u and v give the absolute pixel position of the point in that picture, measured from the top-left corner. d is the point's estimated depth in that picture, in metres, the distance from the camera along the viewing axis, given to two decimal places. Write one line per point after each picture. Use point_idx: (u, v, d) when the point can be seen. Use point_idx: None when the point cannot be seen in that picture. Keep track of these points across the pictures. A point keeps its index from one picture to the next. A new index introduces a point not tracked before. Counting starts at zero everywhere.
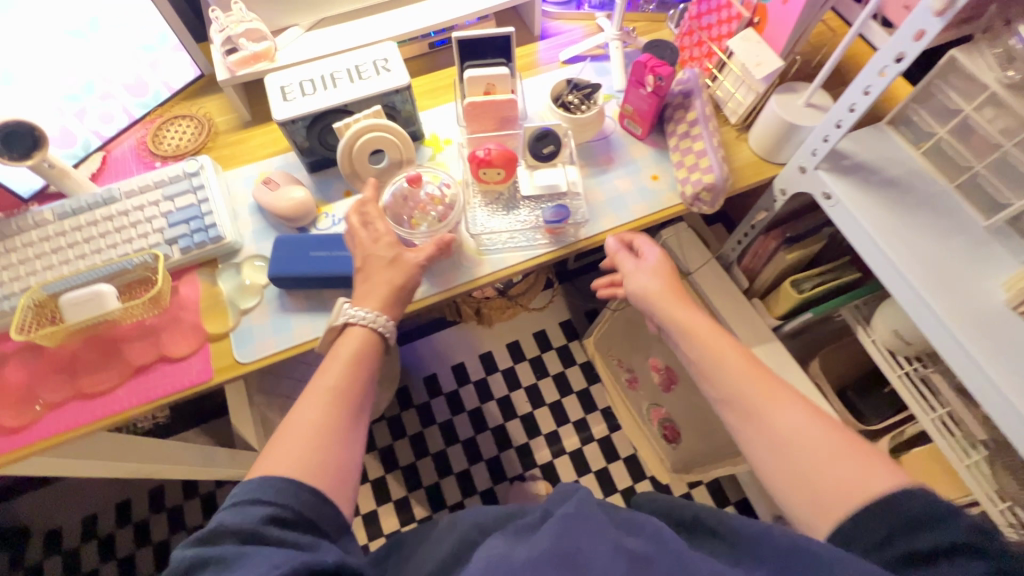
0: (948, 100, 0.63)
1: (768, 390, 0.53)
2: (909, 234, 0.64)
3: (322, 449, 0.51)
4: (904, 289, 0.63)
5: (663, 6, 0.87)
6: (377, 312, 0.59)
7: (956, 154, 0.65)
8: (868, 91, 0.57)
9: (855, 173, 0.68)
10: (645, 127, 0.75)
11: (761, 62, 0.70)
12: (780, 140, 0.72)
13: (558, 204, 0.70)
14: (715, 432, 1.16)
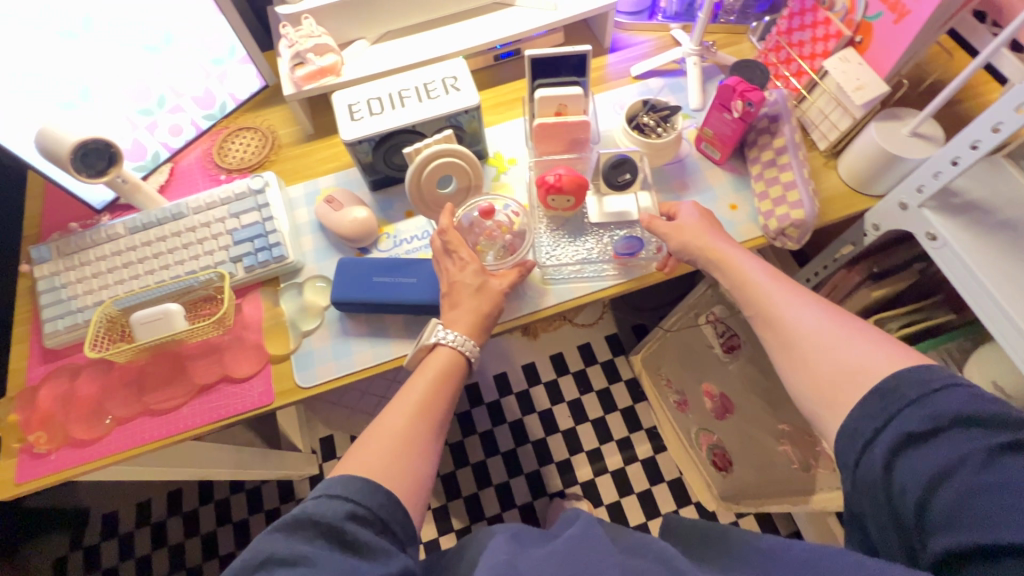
0: None
1: (780, 291, 0.54)
2: (1010, 264, 0.58)
3: (396, 461, 0.49)
4: (961, 272, 0.59)
5: (743, 19, 0.81)
6: (467, 338, 0.57)
7: None
8: (997, 128, 0.51)
9: (966, 213, 0.61)
10: (724, 152, 0.70)
11: (863, 86, 0.64)
12: (877, 170, 0.66)
13: (629, 234, 0.67)
14: (773, 464, 1.05)
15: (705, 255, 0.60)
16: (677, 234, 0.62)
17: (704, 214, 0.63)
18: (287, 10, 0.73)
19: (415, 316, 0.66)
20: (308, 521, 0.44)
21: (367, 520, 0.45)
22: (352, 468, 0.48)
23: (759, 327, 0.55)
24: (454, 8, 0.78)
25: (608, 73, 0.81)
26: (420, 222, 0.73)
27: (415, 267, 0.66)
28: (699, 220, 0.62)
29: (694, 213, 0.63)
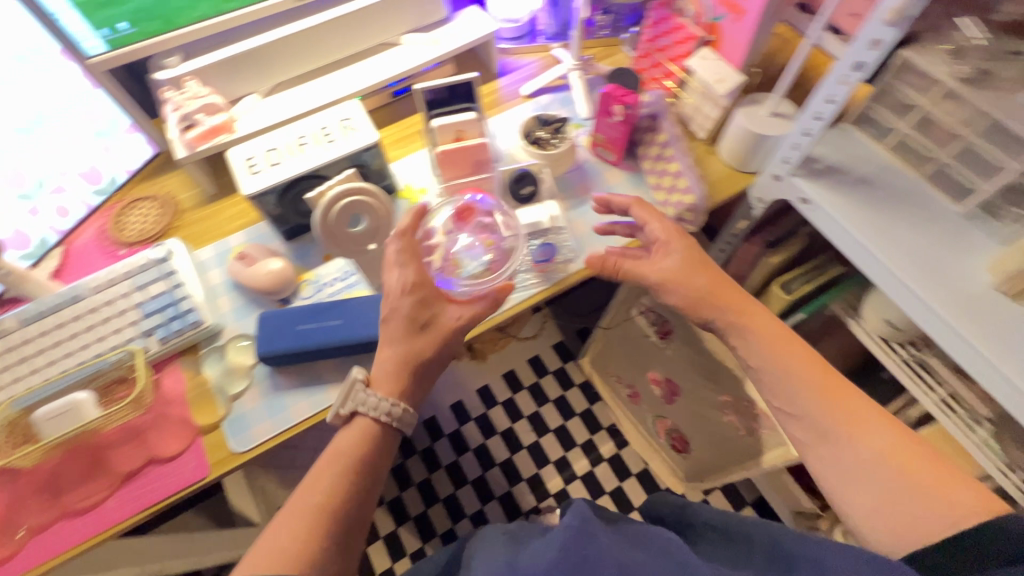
0: (905, 97, 0.65)
1: (835, 393, 0.55)
2: (884, 221, 0.65)
3: (301, 557, 0.46)
4: (839, 232, 0.66)
5: (614, 32, 0.88)
6: (382, 399, 0.55)
7: (920, 147, 0.66)
8: (830, 100, 0.59)
9: (829, 175, 0.69)
10: (618, 152, 0.75)
11: (723, 78, 0.72)
12: (751, 150, 0.73)
13: (544, 242, 0.71)
14: (726, 443, 1.08)
15: (743, 334, 0.61)
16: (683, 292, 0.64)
17: (691, 254, 0.65)
18: (167, 74, 0.72)
19: (349, 358, 0.65)
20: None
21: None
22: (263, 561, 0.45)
23: (800, 420, 0.56)
24: (344, 53, 0.80)
25: (500, 96, 0.85)
26: (339, 263, 0.72)
27: (338, 308, 0.66)
28: (723, 284, 0.63)
29: (678, 256, 0.65)
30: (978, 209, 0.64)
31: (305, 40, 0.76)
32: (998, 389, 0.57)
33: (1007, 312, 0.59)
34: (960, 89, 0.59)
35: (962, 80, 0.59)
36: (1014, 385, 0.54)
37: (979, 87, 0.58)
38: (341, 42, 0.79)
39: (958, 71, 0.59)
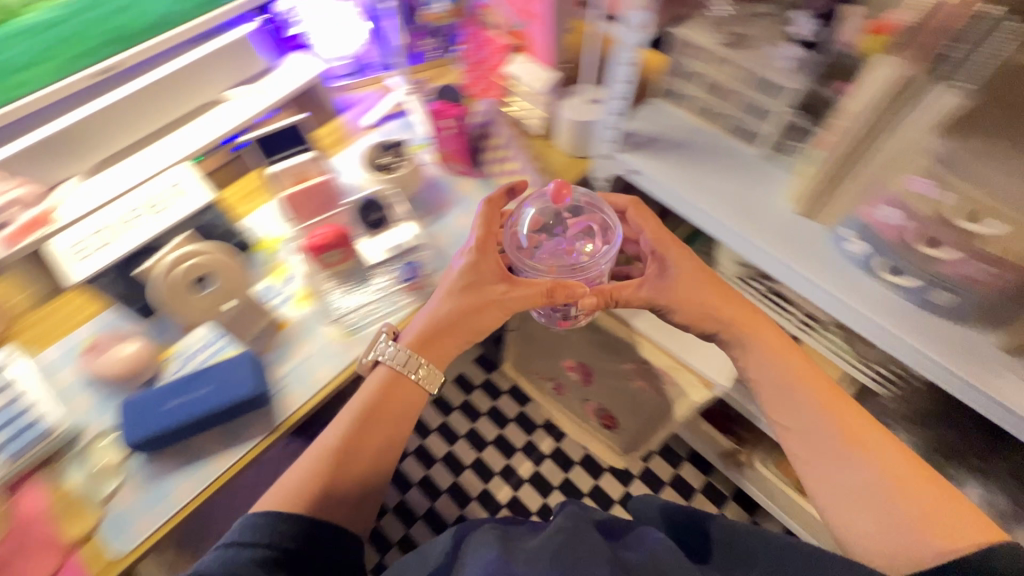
0: (688, 65, 0.74)
1: (845, 417, 0.60)
2: (699, 175, 0.73)
3: (312, 496, 0.58)
4: (665, 195, 0.74)
5: (444, 53, 0.94)
6: (407, 353, 0.65)
7: (716, 107, 0.75)
8: (627, 82, 0.69)
9: (649, 146, 0.77)
10: (463, 163, 0.83)
11: (539, 79, 0.85)
12: (583, 138, 0.83)
13: (407, 263, 0.75)
14: (645, 411, 1.14)
15: (758, 357, 0.66)
16: (687, 307, 0.68)
17: (703, 277, 0.69)
18: None
19: (229, 421, 0.64)
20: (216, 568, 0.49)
21: (296, 551, 0.53)
22: (281, 494, 0.57)
23: (810, 440, 0.61)
24: (173, 112, 0.80)
25: (346, 130, 0.89)
26: (203, 331, 0.69)
27: (205, 375, 0.64)
28: (730, 312, 0.68)
29: (674, 269, 0.69)
30: (772, 149, 0.72)
31: (123, 104, 0.74)
32: (825, 305, 0.64)
33: (810, 230, 0.66)
34: (724, 52, 0.68)
35: (724, 46, 0.69)
36: (829, 296, 0.62)
37: (737, 49, 0.69)
38: (165, 106, 0.78)
39: (719, 40, 0.69)
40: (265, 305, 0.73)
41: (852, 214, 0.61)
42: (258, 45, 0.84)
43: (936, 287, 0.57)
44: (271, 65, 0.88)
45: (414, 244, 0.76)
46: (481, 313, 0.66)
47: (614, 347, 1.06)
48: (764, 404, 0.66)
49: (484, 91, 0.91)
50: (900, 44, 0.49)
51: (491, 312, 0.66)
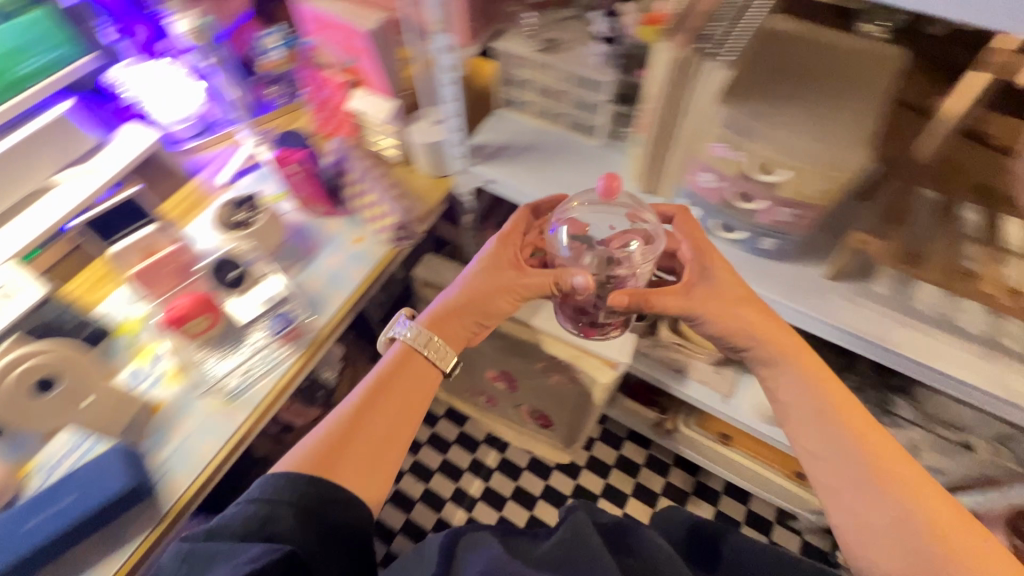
0: (517, 74, 0.88)
1: (877, 448, 0.60)
2: (552, 174, 0.88)
3: (335, 453, 0.61)
4: (530, 198, 0.88)
5: (291, 99, 1.08)
6: (424, 332, 0.71)
7: (550, 108, 0.90)
8: (456, 98, 0.82)
9: (498, 156, 0.91)
10: (325, 204, 0.92)
11: (382, 109, 0.92)
12: (437, 157, 0.94)
13: (280, 314, 0.80)
14: (563, 399, 1.34)
15: (792, 380, 0.67)
16: (717, 321, 0.70)
17: (732, 292, 0.70)
18: None
19: (111, 519, 0.66)
20: (231, 525, 0.53)
21: (312, 508, 0.56)
22: (303, 450, 0.61)
23: (840, 472, 0.61)
24: None
25: (203, 190, 0.98)
26: (65, 437, 0.73)
27: (70, 481, 0.66)
28: (753, 319, 0.69)
29: (716, 279, 0.71)
30: (610, 138, 0.90)
31: None
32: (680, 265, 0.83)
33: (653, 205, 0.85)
34: (542, 58, 0.81)
35: (540, 51, 0.82)
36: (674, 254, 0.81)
37: (551, 53, 0.82)
38: None
39: (535, 46, 0.82)
40: (134, 391, 0.77)
41: (682, 184, 0.79)
42: (83, 123, 0.91)
43: (760, 236, 0.76)
44: (104, 140, 0.95)
45: (285, 294, 0.81)
46: (496, 300, 0.74)
47: (523, 351, 1.22)
48: (793, 427, 0.66)
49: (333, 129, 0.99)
50: (671, 30, 0.64)
51: (509, 301, 0.74)
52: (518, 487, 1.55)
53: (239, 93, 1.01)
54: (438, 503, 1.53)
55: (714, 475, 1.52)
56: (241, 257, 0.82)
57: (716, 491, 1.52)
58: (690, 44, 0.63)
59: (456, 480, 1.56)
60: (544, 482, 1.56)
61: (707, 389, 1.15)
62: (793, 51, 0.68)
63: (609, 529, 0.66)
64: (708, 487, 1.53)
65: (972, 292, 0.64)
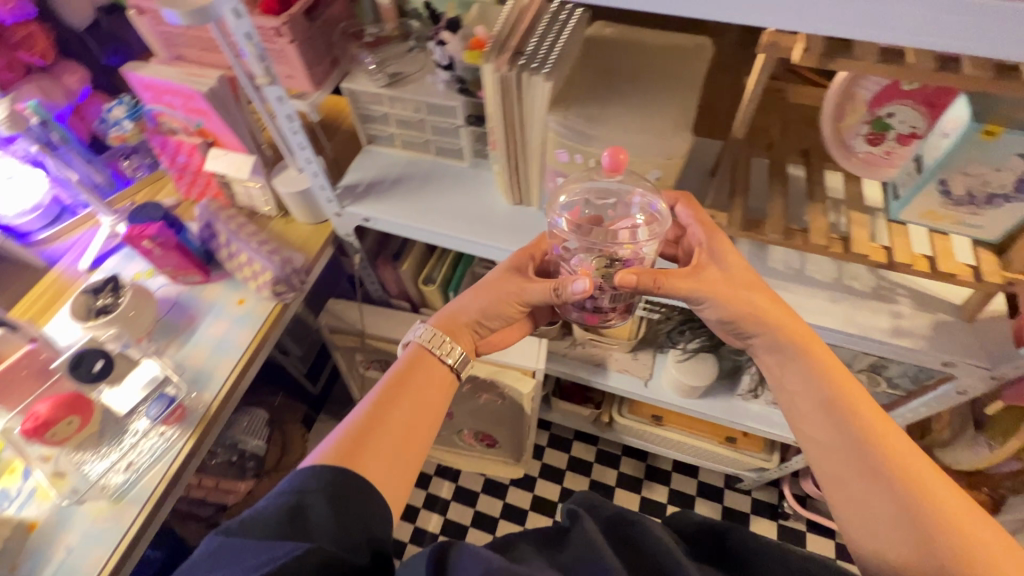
0: (373, 111, 0.88)
1: (891, 440, 0.51)
2: (427, 201, 0.89)
3: (357, 452, 0.56)
4: (410, 229, 0.88)
5: (152, 169, 1.04)
6: (435, 332, 0.69)
7: (413, 138, 0.91)
8: (304, 146, 0.79)
9: (369, 193, 0.90)
10: (201, 272, 0.88)
11: (239, 166, 0.88)
12: (309, 205, 0.92)
13: (160, 396, 0.76)
14: (497, 416, 1.34)
15: (798, 368, 0.58)
16: (727, 305, 0.61)
17: (738, 276, 0.63)
18: None
19: None
20: (265, 515, 0.47)
21: (334, 500, 0.49)
22: (326, 447, 0.56)
23: (847, 468, 0.52)
24: None
25: (65, 279, 0.92)
26: None
27: None
28: (761, 302, 0.61)
29: (725, 263, 0.64)
30: (477, 158, 0.92)
31: None
32: None
33: (529, 215, 0.87)
34: (389, 92, 0.82)
35: (387, 85, 0.82)
36: None
37: (397, 86, 0.82)
38: None
39: (381, 81, 0.82)
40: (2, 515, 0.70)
41: (545, 193, 0.82)
42: None
43: None
44: None
45: (167, 374, 0.77)
46: (501, 305, 0.70)
47: None
48: (798, 419, 0.58)
49: (200, 193, 0.97)
50: (492, 54, 0.66)
51: (513, 307, 0.70)
52: (476, 512, 1.52)
53: (83, 173, 0.95)
54: (398, 548, 1.48)
55: (662, 456, 1.55)
56: (107, 346, 0.77)
57: (667, 471, 1.56)
58: (511, 63, 0.66)
59: (412, 521, 1.51)
60: (502, 502, 1.54)
61: (628, 376, 1.18)
62: (614, 60, 0.74)
63: (613, 521, 0.55)
64: (659, 469, 1.56)
65: (810, 245, 0.70)
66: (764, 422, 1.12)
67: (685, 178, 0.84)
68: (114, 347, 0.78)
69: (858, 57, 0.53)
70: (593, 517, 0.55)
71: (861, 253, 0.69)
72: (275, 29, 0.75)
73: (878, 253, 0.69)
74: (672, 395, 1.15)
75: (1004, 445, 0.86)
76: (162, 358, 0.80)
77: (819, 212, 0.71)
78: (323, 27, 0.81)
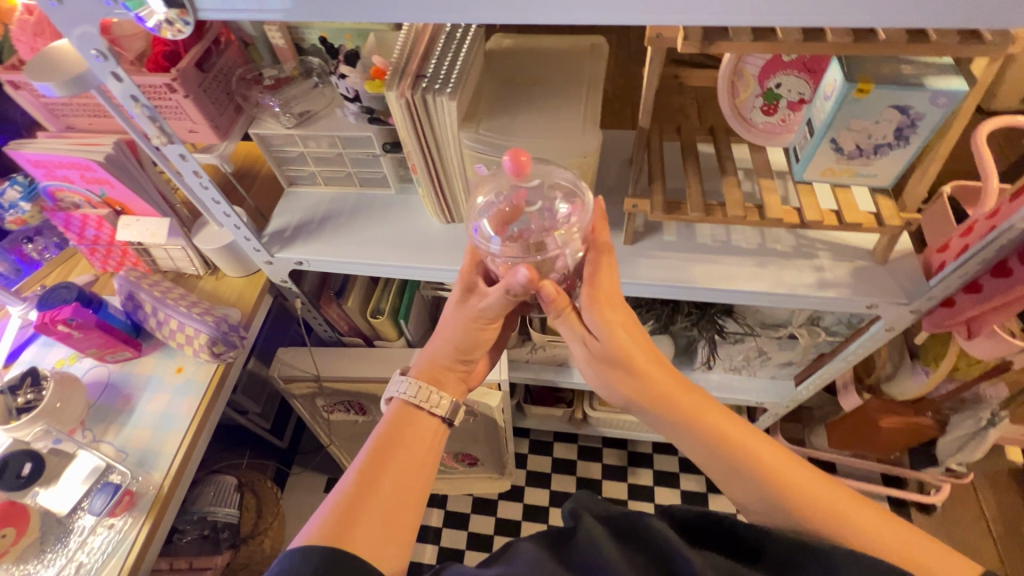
0: (287, 153, 0.86)
1: (788, 471, 0.53)
2: (360, 234, 0.88)
3: (350, 525, 0.52)
4: (346, 265, 0.86)
5: (61, 247, 0.98)
6: (421, 386, 0.65)
7: (334, 173, 0.90)
8: (217, 200, 0.76)
9: (298, 235, 0.88)
10: (132, 347, 0.82)
11: (154, 231, 0.84)
12: (237, 258, 0.89)
13: (104, 485, 0.70)
14: (473, 433, 1.32)
15: (685, 434, 0.57)
16: (610, 373, 0.62)
17: (616, 341, 0.61)
18: None
19: None
20: None
21: None
22: (315, 529, 0.52)
23: (765, 513, 0.53)
24: None
25: None
26: None
27: None
28: (641, 365, 0.61)
29: (604, 330, 0.61)
30: (403, 183, 0.91)
31: None
32: None
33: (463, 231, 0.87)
34: (299, 133, 0.80)
35: (296, 125, 0.80)
36: None
37: (307, 124, 0.81)
38: None
39: (290, 121, 0.80)
40: None
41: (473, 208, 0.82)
42: None
43: None
44: None
45: (109, 461, 0.72)
46: (474, 334, 0.69)
47: None
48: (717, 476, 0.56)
49: (117, 264, 0.92)
50: (393, 82, 0.66)
51: (486, 331, 0.68)
52: (471, 534, 1.50)
53: None
54: None
55: (641, 440, 1.58)
56: (36, 446, 0.72)
57: (648, 454, 1.59)
58: (414, 87, 0.66)
59: None
60: (493, 517, 1.52)
61: None
62: (514, 71, 0.75)
63: (616, 520, 0.54)
64: (640, 453, 1.59)
65: (730, 217, 0.74)
66: (728, 389, 1.15)
67: (608, 171, 0.87)
68: (44, 445, 0.72)
69: (735, 39, 0.57)
70: (594, 516, 0.55)
71: (777, 217, 0.72)
72: (167, 85, 0.72)
73: (791, 215, 0.73)
74: None
75: (937, 369, 0.92)
76: (102, 446, 0.75)
77: (732, 185, 0.75)
78: (219, 76, 0.79)
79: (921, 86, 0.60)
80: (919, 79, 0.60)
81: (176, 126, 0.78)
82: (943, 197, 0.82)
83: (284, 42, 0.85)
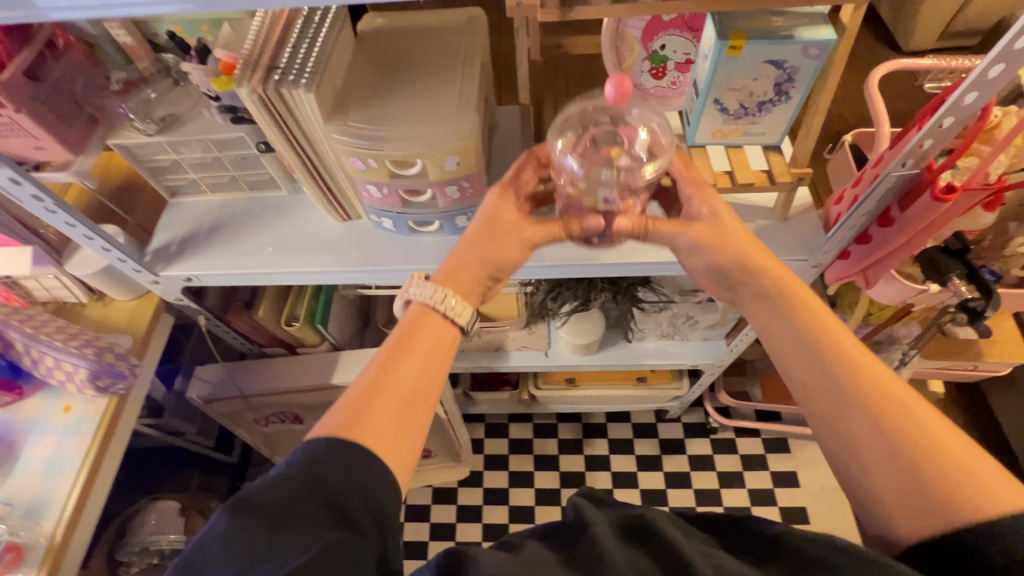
0: (160, 162, 0.79)
1: (879, 376, 0.47)
2: (250, 240, 0.82)
3: (357, 421, 0.47)
4: (239, 275, 0.80)
5: None
6: (439, 287, 0.56)
7: (217, 179, 0.84)
8: (71, 223, 0.69)
9: (184, 250, 0.82)
10: (12, 392, 0.77)
11: (16, 261, 0.77)
12: (119, 281, 0.82)
13: None
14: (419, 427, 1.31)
15: (786, 316, 0.54)
16: (720, 254, 0.59)
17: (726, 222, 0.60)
18: None
19: None
20: (266, 493, 0.42)
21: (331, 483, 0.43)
22: (326, 420, 0.47)
23: (832, 414, 0.48)
24: None
25: None
26: None
27: None
28: (750, 251, 0.58)
29: (711, 212, 0.61)
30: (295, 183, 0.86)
31: None
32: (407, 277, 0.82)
33: (361, 228, 0.82)
34: (163, 139, 0.73)
35: (159, 131, 0.74)
36: (391, 271, 0.79)
37: (172, 129, 0.74)
38: None
39: (151, 125, 0.73)
40: None
41: (365, 205, 0.77)
42: None
43: (454, 216, 0.76)
44: None
45: None
46: (505, 252, 0.60)
47: None
48: (791, 371, 0.52)
49: None
50: (242, 76, 0.61)
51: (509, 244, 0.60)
52: (433, 524, 1.49)
53: None
54: None
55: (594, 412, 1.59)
56: None
57: (602, 424, 1.61)
58: (266, 81, 0.61)
59: None
60: (455, 505, 1.52)
61: (528, 352, 1.18)
62: (387, 53, 0.70)
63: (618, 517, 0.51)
64: (594, 424, 1.61)
65: None
66: (662, 356, 1.16)
67: (510, 148, 0.83)
68: None
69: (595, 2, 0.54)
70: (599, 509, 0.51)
71: None
72: None
73: None
74: (574, 355, 1.16)
75: (852, 314, 0.95)
76: None
77: None
78: (58, 84, 0.70)
79: (791, 38, 0.58)
80: (789, 31, 0.59)
81: (17, 143, 0.69)
82: (844, 147, 0.82)
83: (131, 40, 0.75)
